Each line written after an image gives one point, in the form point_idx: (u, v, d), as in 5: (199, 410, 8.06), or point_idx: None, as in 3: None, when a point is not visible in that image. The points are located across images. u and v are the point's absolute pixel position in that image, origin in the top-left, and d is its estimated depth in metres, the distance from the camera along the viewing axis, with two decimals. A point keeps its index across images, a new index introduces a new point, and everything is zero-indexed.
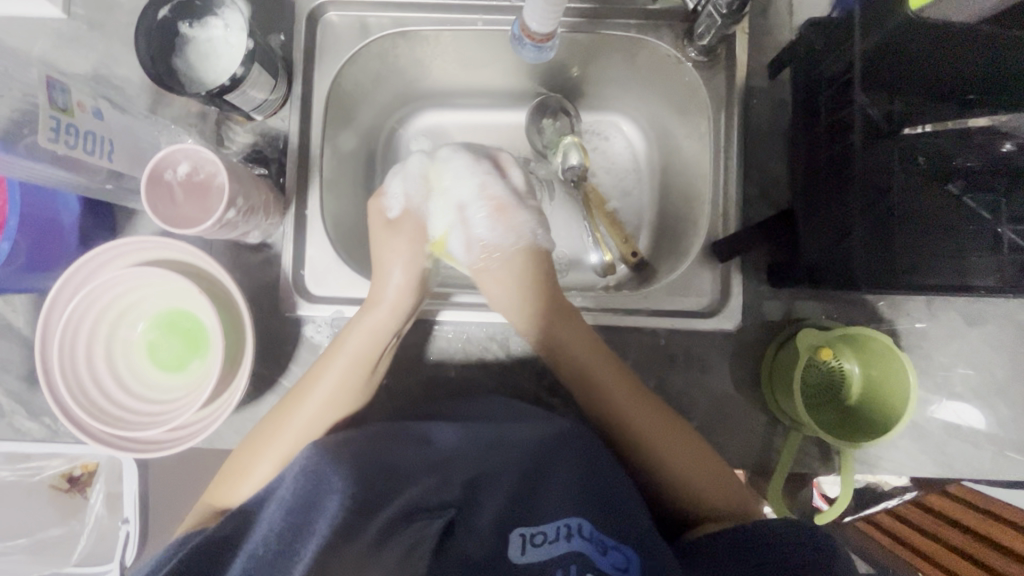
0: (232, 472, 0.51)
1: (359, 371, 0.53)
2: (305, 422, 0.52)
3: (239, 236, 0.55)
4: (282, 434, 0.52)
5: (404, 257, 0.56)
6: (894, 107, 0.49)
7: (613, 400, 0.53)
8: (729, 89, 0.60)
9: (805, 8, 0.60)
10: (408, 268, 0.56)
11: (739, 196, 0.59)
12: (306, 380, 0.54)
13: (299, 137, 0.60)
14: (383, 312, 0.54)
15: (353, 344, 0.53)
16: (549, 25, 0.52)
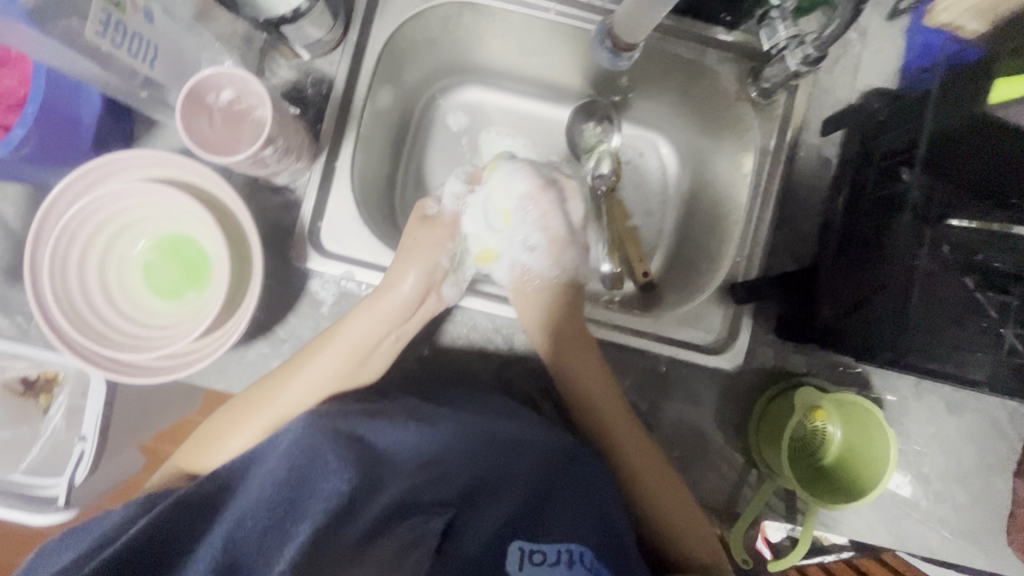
0: (219, 426, 0.52)
1: (351, 358, 0.53)
2: (296, 399, 0.52)
3: (268, 175, 0.53)
4: (273, 403, 0.51)
5: (422, 264, 0.55)
6: (936, 189, 0.50)
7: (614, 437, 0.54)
8: (781, 136, 0.60)
9: (869, 73, 0.60)
10: (423, 274, 0.55)
11: (765, 244, 0.60)
12: (299, 358, 0.53)
13: (345, 85, 0.58)
14: (390, 309, 0.54)
15: (355, 333, 0.53)
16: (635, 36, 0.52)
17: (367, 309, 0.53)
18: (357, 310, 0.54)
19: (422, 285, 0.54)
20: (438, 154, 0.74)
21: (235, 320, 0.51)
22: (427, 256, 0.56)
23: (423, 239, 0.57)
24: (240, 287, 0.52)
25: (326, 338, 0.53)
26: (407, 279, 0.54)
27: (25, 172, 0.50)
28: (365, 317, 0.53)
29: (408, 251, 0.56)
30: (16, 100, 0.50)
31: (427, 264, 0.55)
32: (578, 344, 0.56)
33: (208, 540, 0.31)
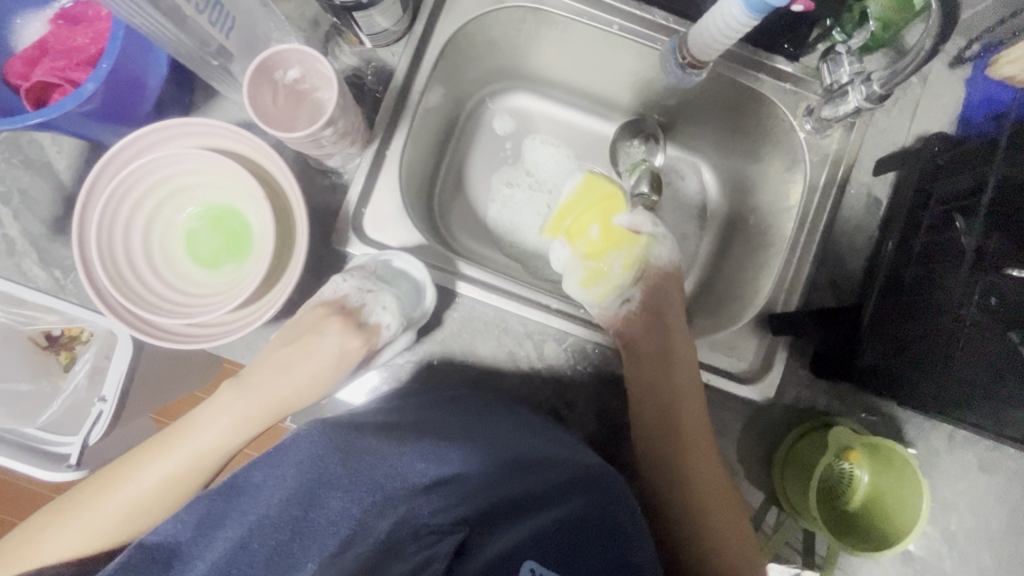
0: (81, 499, 0.51)
1: (208, 460, 0.52)
2: (144, 495, 0.51)
3: (321, 156, 0.53)
4: (119, 491, 0.51)
5: (300, 371, 0.53)
6: (992, 241, 0.49)
7: (676, 437, 0.57)
8: (833, 171, 0.60)
9: (928, 118, 0.60)
10: (302, 379, 0.53)
11: (807, 278, 0.59)
12: (156, 444, 0.52)
13: (404, 77, 0.58)
14: (248, 416, 0.53)
15: (212, 432, 0.52)
16: (704, 54, 0.50)
17: (230, 403, 0.53)
18: (220, 409, 0.53)
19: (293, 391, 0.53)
20: (481, 155, 0.77)
21: (271, 297, 0.51)
22: (294, 379, 0.53)
23: (301, 346, 0.53)
24: (281, 264, 0.52)
25: (183, 433, 0.53)
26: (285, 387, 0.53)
27: (88, 129, 0.51)
28: (226, 422, 0.52)
29: (285, 364, 0.53)
30: (86, 58, 0.50)
31: (301, 392, 0.53)
32: (666, 336, 0.61)
33: (214, 547, 0.35)
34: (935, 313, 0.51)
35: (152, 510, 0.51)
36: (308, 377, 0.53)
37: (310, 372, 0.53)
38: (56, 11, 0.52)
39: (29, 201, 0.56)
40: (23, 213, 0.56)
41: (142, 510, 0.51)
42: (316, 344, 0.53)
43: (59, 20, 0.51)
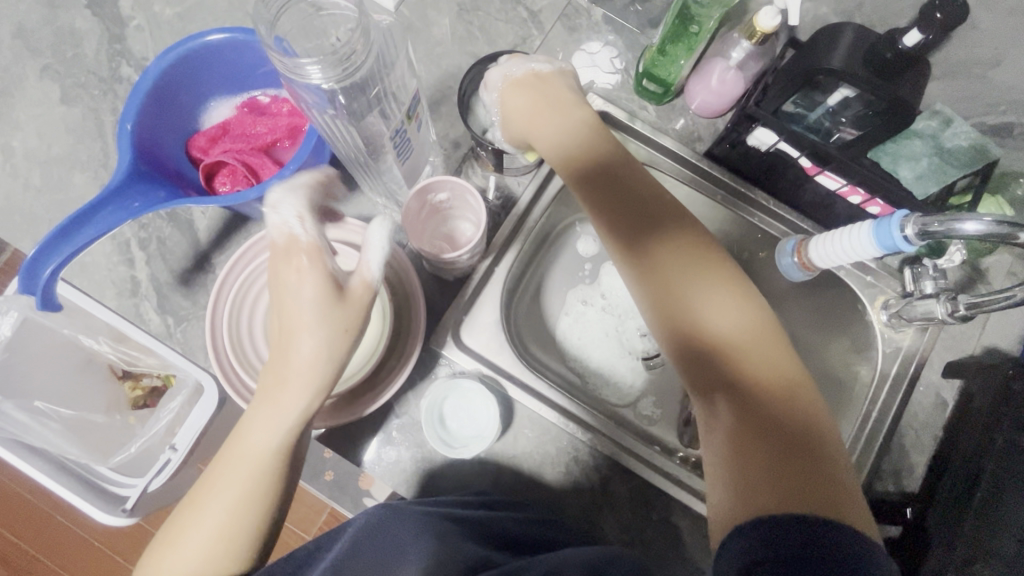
0: (160, 546, 0.43)
1: (277, 463, 0.43)
2: (217, 527, 0.42)
3: (446, 268, 0.59)
4: (190, 530, 0.42)
5: (316, 323, 0.42)
6: None
7: (754, 397, 0.45)
8: (906, 364, 0.63)
9: (998, 334, 0.63)
10: (322, 339, 0.43)
11: (873, 464, 0.60)
12: (214, 470, 0.43)
13: (526, 205, 0.64)
14: (307, 391, 0.43)
15: (256, 430, 0.43)
16: (822, 262, 0.55)
17: (266, 395, 0.43)
18: (271, 398, 0.43)
19: (310, 353, 0.42)
20: (560, 274, 0.82)
21: (377, 389, 0.54)
22: (330, 327, 0.43)
23: (285, 278, 0.43)
24: (388, 361, 0.55)
25: (240, 443, 0.43)
26: (318, 345, 0.42)
27: (245, 206, 0.56)
28: (295, 404, 0.43)
29: (326, 292, 0.43)
30: (261, 146, 0.57)
31: (346, 331, 0.43)
32: (726, 302, 0.49)
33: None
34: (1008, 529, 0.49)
35: (243, 542, 0.42)
36: (324, 327, 0.43)
37: (323, 322, 0.42)
38: (243, 101, 0.58)
39: (164, 251, 0.61)
40: (156, 261, 0.60)
41: (219, 542, 0.41)
42: (320, 259, 0.43)
43: (245, 109, 0.58)
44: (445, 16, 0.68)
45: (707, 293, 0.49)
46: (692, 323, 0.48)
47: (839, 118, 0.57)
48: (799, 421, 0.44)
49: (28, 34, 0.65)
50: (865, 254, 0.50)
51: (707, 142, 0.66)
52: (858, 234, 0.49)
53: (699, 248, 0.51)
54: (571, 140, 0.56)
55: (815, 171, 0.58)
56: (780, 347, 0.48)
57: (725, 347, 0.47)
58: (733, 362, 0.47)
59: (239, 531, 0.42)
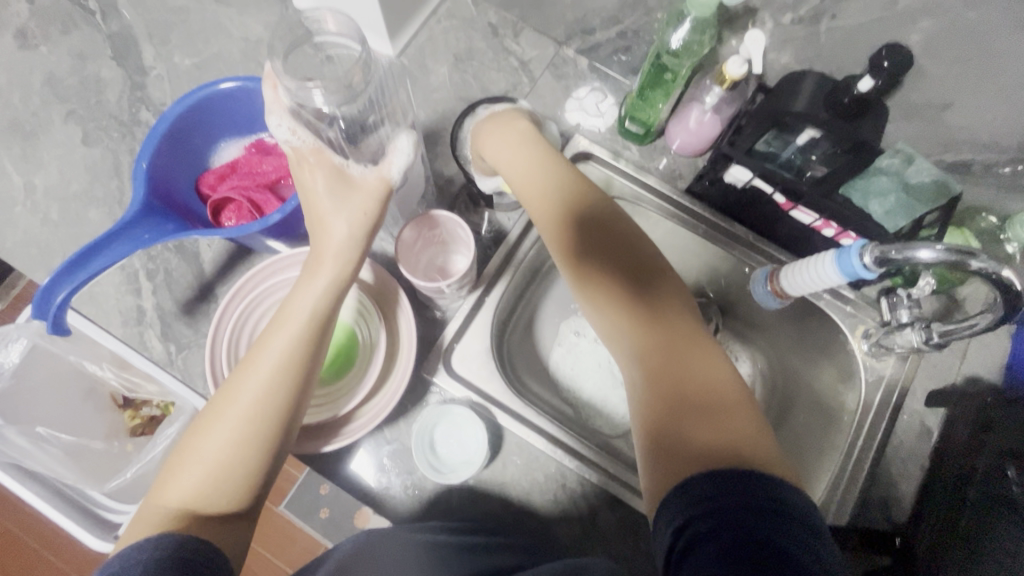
0: (173, 467, 0.41)
1: (307, 345, 0.42)
2: (243, 427, 0.40)
3: (437, 297, 0.61)
4: (213, 434, 0.40)
5: (348, 206, 0.45)
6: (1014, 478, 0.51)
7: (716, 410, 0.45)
8: (887, 394, 0.64)
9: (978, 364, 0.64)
10: (354, 220, 0.45)
11: (860, 493, 0.60)
12: (244, 363, 0.43)
13: (516, 238, 0.67)
14: (336, 267, 0.44)
15: (290, 314, 0.43)
16: (793, 289, 0.58)
17: (299, 288, 0.44)
18: (307, 279, 0.44)
19: (346, 230, 0.44)
20: (552, 305, 0.84)
21: (364, 418, 0.55)
22: (354, 208, 0.45)
23: (307, 171, 0.45)
24: (379, 388, 0.57)
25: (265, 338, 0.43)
26: (343, 222, 0.44)
27: (249, 240, 0.59)
28: (323, 282, 0.44)
29: (344, 180, 0.45)
30: (266, 183, 0.60)
31: (367, 213, 0.45)
32: (693, 332, 0.50)
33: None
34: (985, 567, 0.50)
35: (266, 439, 0.41)
36: (356, 206, 0.45)
37: (355, 201, 0.45)
38: (252, 142, 0.63)
39: (171, 281, 0.64)
40: (162, 291, 0.63)
41: (245, 434, 0.40)
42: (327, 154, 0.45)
43: (252, 149, 0.62)
44: (441, 65, 0.73)
45: (684, 341, 0.49)
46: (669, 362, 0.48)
47: (809, 155, 0.60)
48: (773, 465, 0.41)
49: (57, 82, 0.70)
50: (834, 281, 0.52)
51: (688, 179, 0.70)
52: (825, 264, 0.51)
53: (685, 310, 0.52)
54: (560, 183, 0.55)
55: (789, 206, 0.62)
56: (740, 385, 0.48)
57: (700, 391, 0.46)
58: (709, 405, 0.45)
59: (267, 426, 0.41)
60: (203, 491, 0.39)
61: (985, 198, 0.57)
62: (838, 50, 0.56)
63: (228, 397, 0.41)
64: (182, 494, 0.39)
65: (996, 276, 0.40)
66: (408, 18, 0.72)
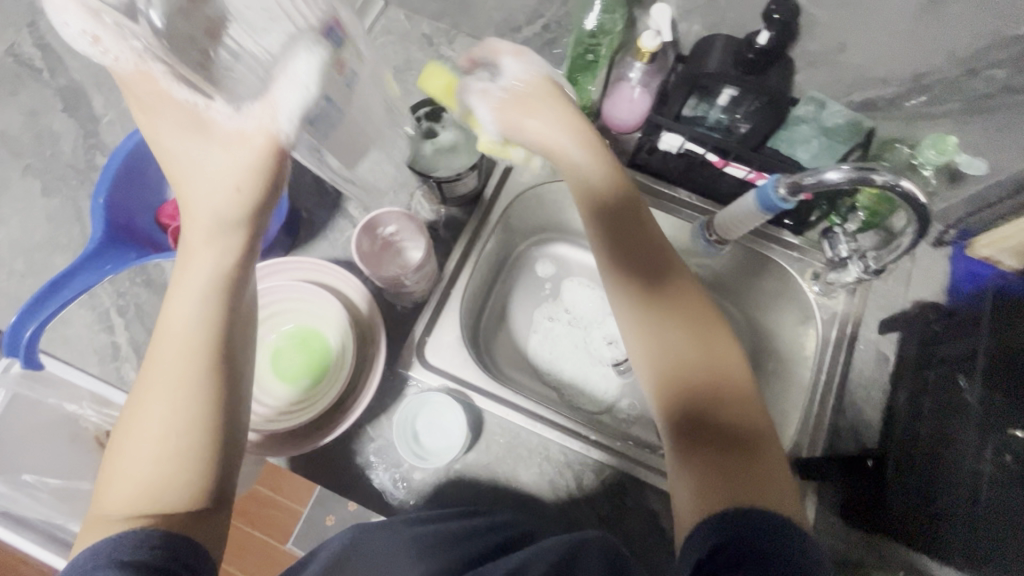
0: (105, 476, 0.39)
1: (215, 340, 0.40)
2: (164, 427, 0.39)
3: (402, 292, 0.63)
4: (135, 440, 0.39)
5: (207, 160, 0.39)
6: (995, 400, 0.52)
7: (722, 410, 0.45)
8: (841, 329, 0.66)
9: (921, 287, 0.67)
10: (229, 189, 0.39)
11: (829, 424, 0.63)
12: (155, 362, 0.40)
13: (472, 230, 0.69)
14: (227, 240, 0.40)
15: (192, 313, 0.40)
16: (729, 233, 0.61)
17: (192, 278, 0.40)
18: (190, 264, 0.40)
19: (225, 200, 0.39)
20: (523, 295, 0.87)
21: (344, 415, 0.57)
22: (223, 177, 0.39)
23: (159, 120, 0.39)
24: (355, 387, 0.59)
25: (161, 334, 0.41)
26: (207, 194, 0.39)
27: None
28: (218, 260, 0.40)
29: (200, 128, 0.39)
30: None
31: (239, 186, 0.39)
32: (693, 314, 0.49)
33: None
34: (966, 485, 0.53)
35: (194, 446, 0.39)
36: (212, 161, 0.39)
37: (212, 158, 0.39)
38: None
39: (142, 314, 0.65)
40: (134, 324, 0.65)
41: (169, 436, 0.38)
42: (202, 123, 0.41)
43: None
44: None
45: (693, 332, 0.48)
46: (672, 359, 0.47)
47: (735, 115, 0.64)
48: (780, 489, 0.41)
49: (11, 140, 0.72)
50: (761, 217, 0.55)
51: (629, 154, 0.73)
52: (748, 201, 0.54)
53: (703, 311, 0.49)
54: (604, 179, 0.54)
55: (722, 163, 0.65)
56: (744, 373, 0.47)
57: (716, 393, 0.45)
58: (714, 413, 0.45)
59: (194, 433, 0.39)
60: (144, 501, 0.37)
61: (896, 131, 0.62)
62: (739, 14, 0.61)
63: (145, 407, 0.39)
64: (116, 501, 0.38)
65: (895, 188, 0.45)
66: None
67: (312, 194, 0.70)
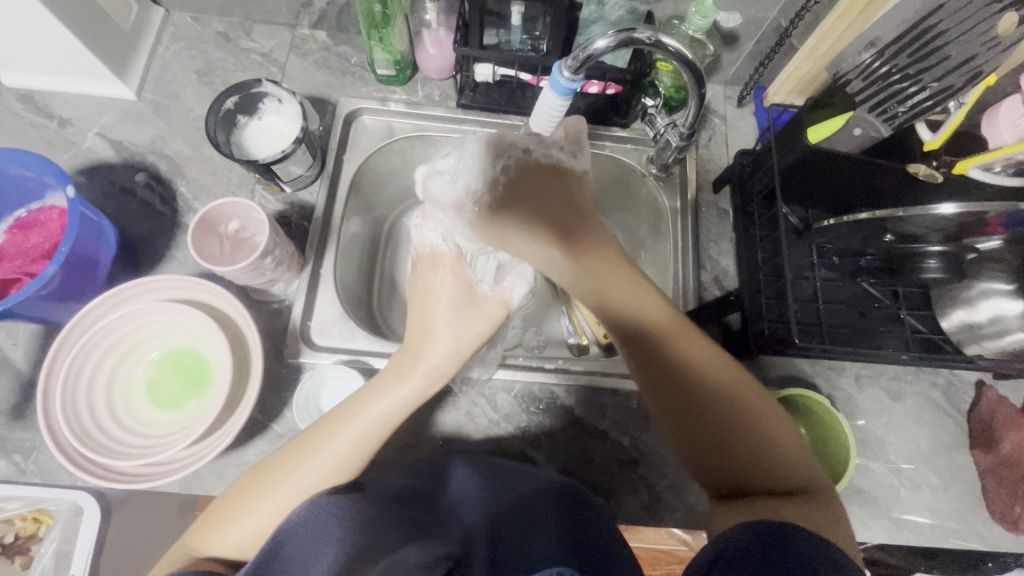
0: (219, 514, 0.44)
1: (377, 439, 0.46)
2: (272, 521, 0.43)
3: (266, 284, 0.62)
4: (254, 507, 0.44)
5: (453, 326, 0.48)
6: (810, 214, 0.63)
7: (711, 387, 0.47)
8: (684, 200, 0.72)
9: (739, 142, 0.75)
10: (463, 343, 0.48)
11: (696, 282, 0.69)
12: (317, 431, 0.46)
13: (324, 207, 0.68)
14: (425, 382, 0.47)
15: (381, 408, 0.46)
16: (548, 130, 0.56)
17: (391, 378, 0.48)
18: (393, 377, 0.48)
19: (459, 347, 0.48)
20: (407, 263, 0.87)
21: (232, 418, 0.54)
22: (467, 328, 0.48)
23: (434, 285, 0.51)
24: (239, 390, 0.56)
25: (354, 411, 0.46)
26: (451, 339, 0.48)
27: (48, 309, 0.57)
28: (408, 390, 0.47)
29: (469, 298, 0.50)
30: (41, 253, 0.58)
31: (479, 333, 0.49)
32: (648, 306, 0.49)
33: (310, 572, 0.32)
34: (805, 290, 0.62)
35: None
36: (467, 329, 0.48)
37: (469, 328, 0.48)
38: (12, 222, 0.60)
39: None
40: None
41: (288, 508, 0.44)
42: (464, 269, 0.52)
43: (14, 229, 0.59)
44: (187, 86, 0.73)
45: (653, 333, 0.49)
46: (678, 375, 0.48)
47: (535, 34, 0.67)
48: (774, 440, 0.46)
49: None
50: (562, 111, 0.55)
51: (456, 96, 0.75)
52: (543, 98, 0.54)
53: (666, 311, 0.50)
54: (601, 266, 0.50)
55: (536, 80, 0.69)
56: (707, 346, 0.49)
57: (695, 385, 0.47)
58: (720, 401, 0.47)
59: None
60: (246, 547, 0.43)
61: (670, 9, 0.68)
62: None
63: (269, 486, 0.44)
64: (230, 545, 0.43)
65: (655, 44, 0.53)
66: (129, 53, 0.71)
67: (145, 220, 0.66)
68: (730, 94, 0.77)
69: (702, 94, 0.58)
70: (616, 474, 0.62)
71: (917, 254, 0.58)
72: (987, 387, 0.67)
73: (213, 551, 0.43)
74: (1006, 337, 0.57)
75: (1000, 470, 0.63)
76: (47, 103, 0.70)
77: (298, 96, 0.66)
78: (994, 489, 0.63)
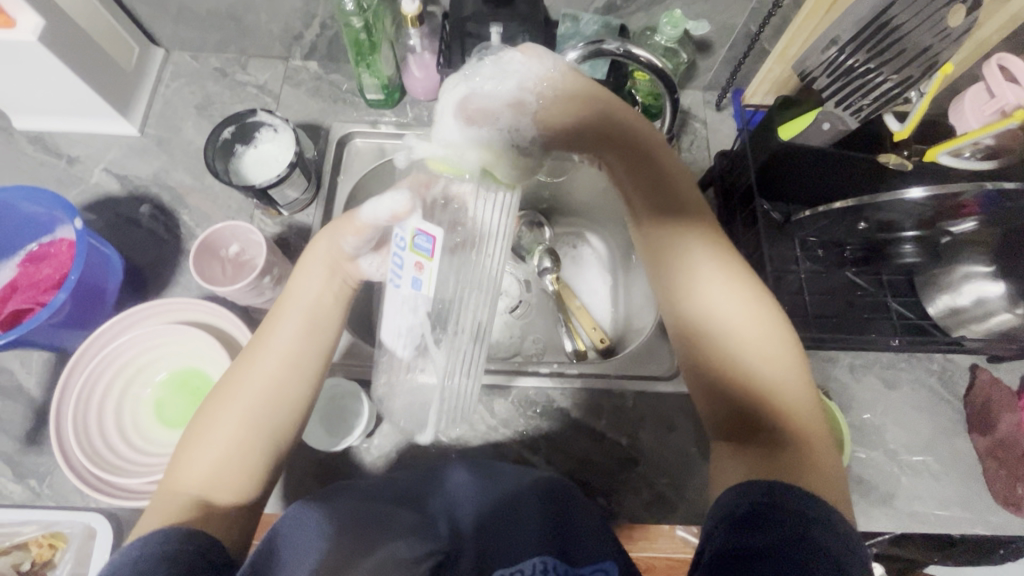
0: (177, 458, 0.44)
1: (300, 351, 0.48)
2: (218, 464, 0.43)
3: (266, 303, 0.64)
4: (205, 449, 0.43)
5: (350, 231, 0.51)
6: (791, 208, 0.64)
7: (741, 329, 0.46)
8: None
9: (721, 144, 0.77)
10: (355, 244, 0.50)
11: None
12: (251, 352, 0.48)
13: (320, 227, 0.71)
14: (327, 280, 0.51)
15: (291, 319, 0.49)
16: None
17: (298, 292, 0.50)
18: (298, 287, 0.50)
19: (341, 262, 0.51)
20: None
21: None
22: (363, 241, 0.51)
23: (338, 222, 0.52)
24: None
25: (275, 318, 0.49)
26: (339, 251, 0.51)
27: (58, 336, 0.59)
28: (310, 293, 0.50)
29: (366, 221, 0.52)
30: (51, 284, 0.61)
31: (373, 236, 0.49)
32: (692, 251, 0.49)
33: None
34: (789, 282, 0.63)
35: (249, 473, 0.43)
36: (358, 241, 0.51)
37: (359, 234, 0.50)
38: (24, 256, 0.63)
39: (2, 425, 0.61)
40: None
41: (236, 444, 0.43)
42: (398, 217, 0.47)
43: (26, 262, 0.62)
44: (187, 120, 0.77)
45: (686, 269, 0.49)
46: (710, 315, 0.47)
47: None
48: (797, 393, 0.44)
49: None
50: None
51: None
52: None
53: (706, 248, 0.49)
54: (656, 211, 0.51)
55: None
56: (755, 293, 0.47)
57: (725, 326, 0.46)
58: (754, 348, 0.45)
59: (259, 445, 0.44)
60: (198, 493, 0.42)
61: (642, 21, 0.71)
62: None
63: (216, 423, 0.44)
64: (182, 487, 0.42)
65: (625, 53, 0.56)
66: (132, 91, 0.75)
67: (150, 248, 0.69)
68: (709, 99, 0.79)
69: (675, 99, 0.60)
70: (615, 473, 0.63)
71: (896, 240, 0.61)
72: (982, 369, 0.67)
73: (166, 497, 0.41)
74: (992, 319, 0.58)
75: (1000, 453, 0.63)
76: (57, 143, 0.74)
77: (291, 123, 0.69)
78: (995, 473, 0.62)
